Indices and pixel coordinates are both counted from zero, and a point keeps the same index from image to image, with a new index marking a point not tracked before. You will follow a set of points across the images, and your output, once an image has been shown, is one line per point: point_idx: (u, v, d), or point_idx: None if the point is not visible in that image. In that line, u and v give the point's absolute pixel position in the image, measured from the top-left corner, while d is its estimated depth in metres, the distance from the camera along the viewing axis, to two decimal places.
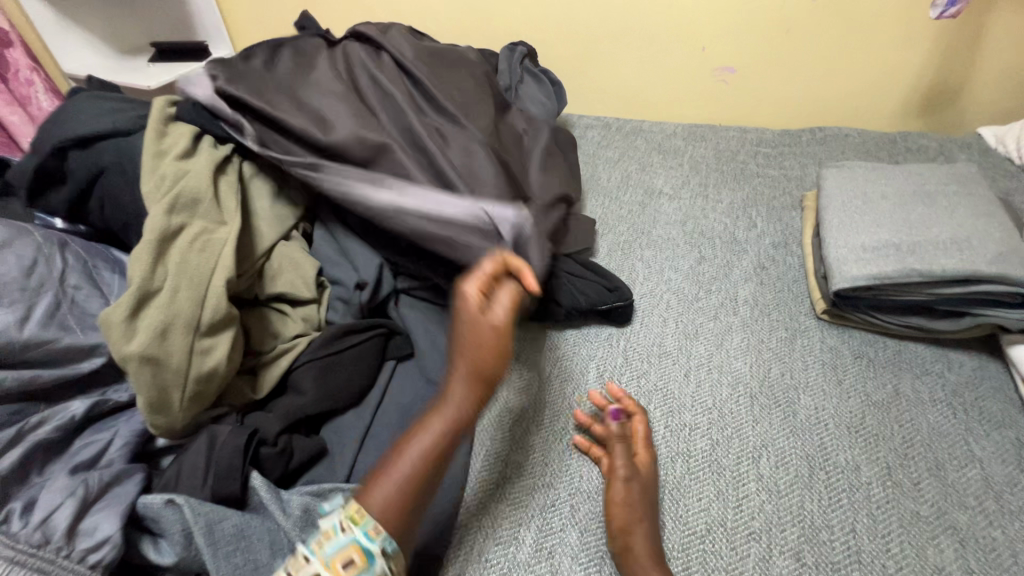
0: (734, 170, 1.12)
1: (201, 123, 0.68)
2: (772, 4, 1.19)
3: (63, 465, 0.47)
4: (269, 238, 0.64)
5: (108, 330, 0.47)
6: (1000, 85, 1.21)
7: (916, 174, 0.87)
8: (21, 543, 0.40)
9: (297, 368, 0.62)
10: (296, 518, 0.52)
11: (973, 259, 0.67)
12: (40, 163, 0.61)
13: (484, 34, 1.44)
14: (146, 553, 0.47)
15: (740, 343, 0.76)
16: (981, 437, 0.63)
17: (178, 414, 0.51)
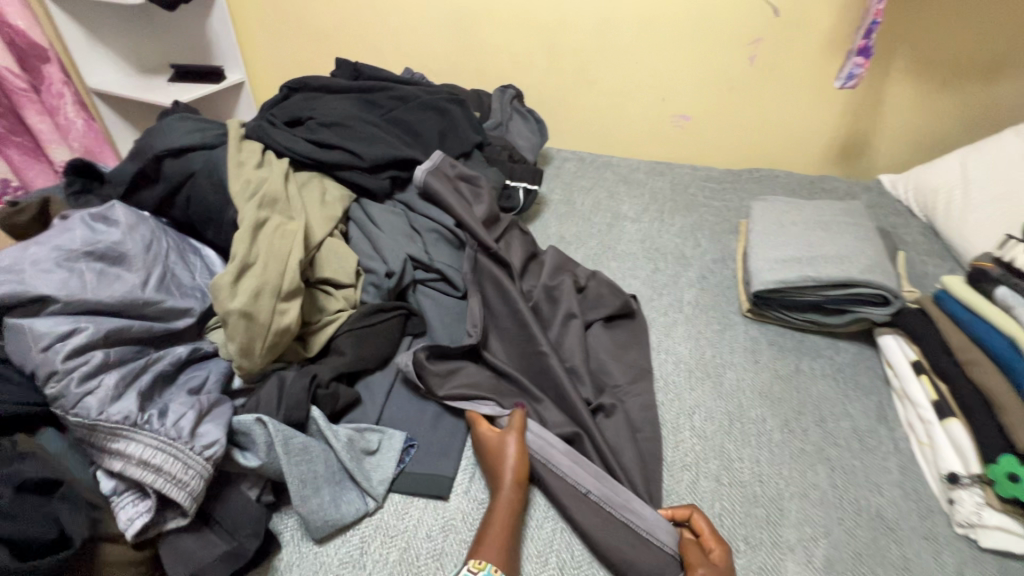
0: (686, 200, 1.35)
1: (265, 142, 0.90)
2: (717, 67, 1.46)
3: (176, 390, 0.62)
4: (319, 233, 0.81)
5: (218, 291, 0.64)
6: (898, 141, 1.50)
7: (820, 207, 1.11)
8: (161, 437, 0.56)
9: (339, 335, 0.78)
10: (344, 443, 0.69)
11: (851, 269, 0.90)
12: (141, 167, 0.77)
13: (479, 77, 1.66)
14: (237, 459, 0.62)
15: (683, 332, 0.97)
16: (854, 400, 0.84)
17: (258, 359, 0.67)
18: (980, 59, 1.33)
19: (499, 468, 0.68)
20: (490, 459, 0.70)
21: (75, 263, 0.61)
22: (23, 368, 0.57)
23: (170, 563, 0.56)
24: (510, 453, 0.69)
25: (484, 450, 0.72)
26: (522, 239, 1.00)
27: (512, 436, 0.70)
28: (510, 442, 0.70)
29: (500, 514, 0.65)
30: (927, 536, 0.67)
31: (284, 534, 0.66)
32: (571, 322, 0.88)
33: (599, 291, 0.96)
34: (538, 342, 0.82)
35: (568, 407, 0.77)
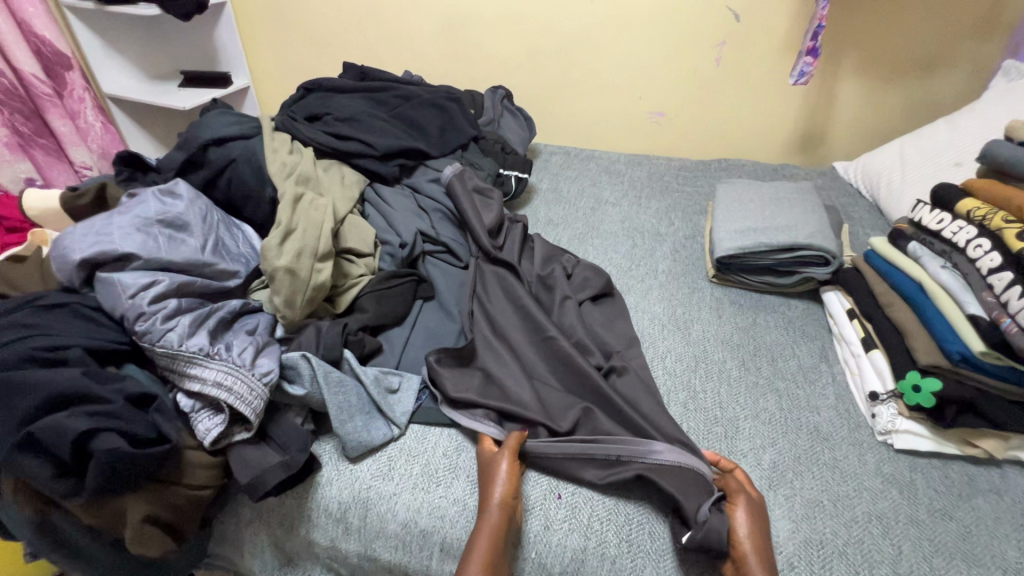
0: (661, 187, 1.50)
1: (291, 132, 1.06)
2: (688, 67, 1.61)
3: (236, 332, 0.76)
4: (342, 209, 0.95)
5: (268, 251, 0.78)
6: (851, 132, 1.66)
7: (775, 188, 1.27)
8: (230, 364, 0.69)
9: (362, 295, 0.91)
10: (371, 379, 0.81)
11: (797, 235, 1.05)
12: (189, 154, 0.91)
13: (472, 80, 1.81)
14: (286, 389, 0.75)
15: (658, 295, 1.11)
16: (802, 344, 0.99)
17: (298, 310, 0.80)
18: (917, 57, 1.50)
19: (487, 485, 0.71)
20: (484, 480, 0.73)
21: (150, 228, 0.74)
22: (112, 312, 0.69)
23: (237, 467, 0.69)
24: (500, 471, 0.71)
25: (481, 469, 0.75)
26: (522, 232, 1.10)
27: (505, 456, 0.73)
28: (503, 461, 0.72)
29: (483, 536, 0.66)
30: (854, 443, 0.81)
31: (324, 456, 0.78)
32: (567, 305, 0.95)
33: (586, 276, 1.04)
34: (546, 325, 0.88)
35: (581, 371, 0.82)
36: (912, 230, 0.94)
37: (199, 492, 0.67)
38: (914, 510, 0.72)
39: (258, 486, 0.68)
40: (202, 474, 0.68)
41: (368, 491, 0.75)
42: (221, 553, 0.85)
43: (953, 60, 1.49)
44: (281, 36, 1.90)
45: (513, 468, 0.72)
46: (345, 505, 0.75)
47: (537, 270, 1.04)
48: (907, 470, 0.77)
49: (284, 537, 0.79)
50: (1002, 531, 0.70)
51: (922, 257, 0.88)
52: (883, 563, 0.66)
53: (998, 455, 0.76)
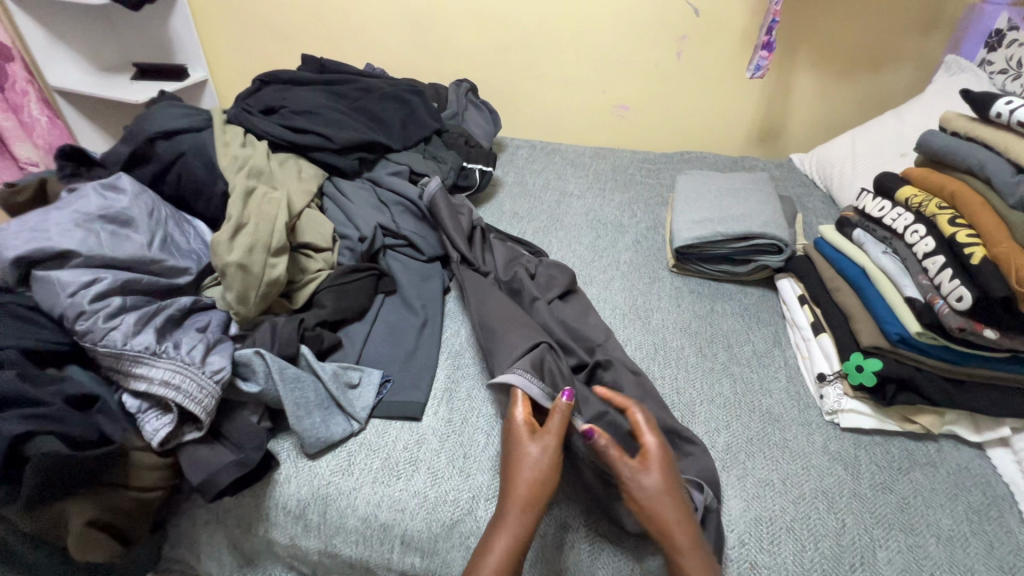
0: (625, 179, 1.52)
1: (245, 125, 1.03)
2: (650, 61, 1.63)
3: (185, 330, 0.74)
4: (298, 203, 0.93)
5: (218, 246, 0.76)
6: (807, 125, 1.71)
7: (733, 179, 1.30)
8: (178, 362, 0.67)
9: (320, 290, 0.90)
10: (329, 375, 0.80)
11: (752, 224, 1.08)
12: (135, 148, 0.88)
13: (437, 73, 1.79)
14: (240, 386, 0.74)
15: (619, 285, 1.12)
16: (756, 330, 1.02)
17: (252, 306, 0.79)
18: (867, 52, 1.56)
19: (516, 471, 0.64)
20: (511, 462, 0.65)
21: (91, 224, 0.71)
22: (50, 312, 0.66)
23: (187, 467, 0.67)
24: (534, 459, 0.64)
25: (507, 450, 0.67)
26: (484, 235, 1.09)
27: (540, 446, 0.65)
28: (538, 450, 0.65)
29: (507, 531, 0.61)
30: (804, 423, 0.84)
31: (281, 454, 0.77)
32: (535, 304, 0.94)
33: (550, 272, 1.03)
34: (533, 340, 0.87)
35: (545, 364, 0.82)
36: (857, 218, 0.98)
37: (146, 494, 0.66)
38: (857, 485, 0.75)
39: (211, 486, 0.66)
40: (152, 475, 0.66)
41: (328, 487, 0.75)
42: (178, 556, 0.83)
43: (900, 55, 1.55)
44: (238, 28, 1.84)
45: (552, 456, 0.64)
46: (304, 502, 0.74)
47: (502, 272, 1.03)
48: (852, 447, 0.80)
49: (242, 537, 0.78)
50: (937, 502, 0.74)
51: (866, 244, 0.91)
52: (827, 536, 0.69)
53: (934, 430, 0.80)
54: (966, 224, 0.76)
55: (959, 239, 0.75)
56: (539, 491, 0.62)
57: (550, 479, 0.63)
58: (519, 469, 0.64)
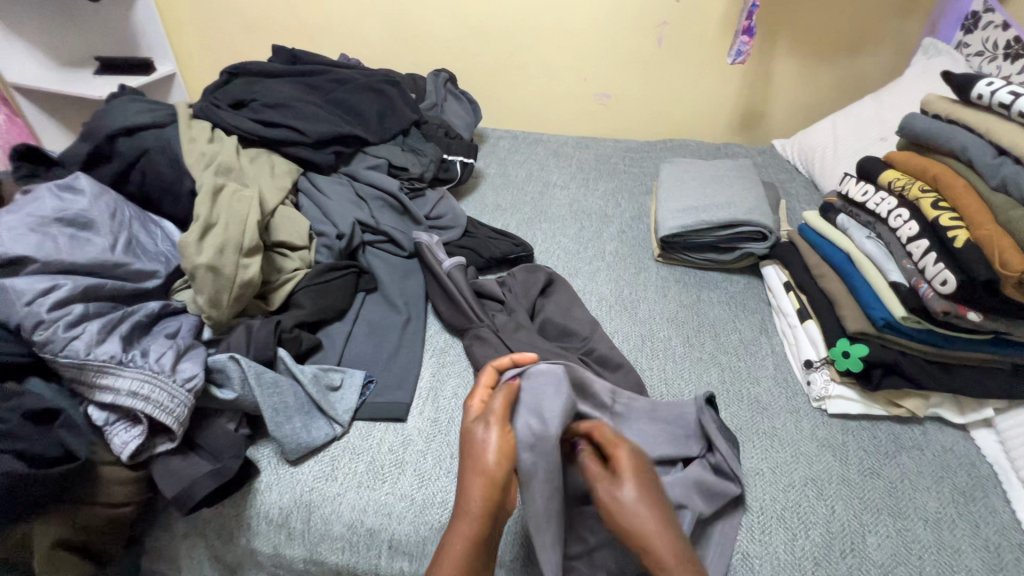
0: (608, 169, 1.50)
1: (213, 120, 0.99)
2: (631, 48, 1.61)
3: (154, 336, 0.70)
4: (272, 200, 0.90)
5: (186, 248, 0.73)
6: (788, 111, 1.71)
7: (717, 166, 1.29)
8: (147, 371, 0.64)
9: (298, 291, 0.87)
10: (310, 378, 0.78)
11: (736, 212, 1.07)
12: (95, 146, 0.83)
13: (415, 63, 1.75)
14: (215, 394, 0.71)
15: (606, 276, 1.11)
16: (743, 317, 1.02)
17: (225, 310, 0.76)
18: (847, 36, 1.56)
19: (471, 470, 0.57)
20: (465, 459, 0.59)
21: (47, 228, 0.67)
22: (4, 322, 0.62)
23: (161, 480, 0.65)
24: (488, 458, 0.57)
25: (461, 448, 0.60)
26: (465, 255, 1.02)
27: (490, 427, 0.60)
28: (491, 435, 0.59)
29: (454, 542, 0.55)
30: (792, 411, 0.84)
31: (261, 461, 0.74)
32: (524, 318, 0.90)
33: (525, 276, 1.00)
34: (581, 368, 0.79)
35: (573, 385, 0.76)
36: (840, 203, 0.98)
37: (119, 510, 0.64)
38: (846, 470, 0.75)
39: (187, 498, 0.64)
40: (123, 491, 0.64)
41: (311, 494, 0.72)
42: (158, 569, 0.80)
43: (878, 38, 1.56)
44: (205, 19, 1.77)
45: (504, 448, 0.58)
46: (287, 510, 0.72)
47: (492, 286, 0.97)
48: (840, 433, 0.80)
49: (224, 548, 0.75)
50: (923, 484, 0.74)
51: (850, 229, 0.91)
52: (817, 522, 0.69)
53: (920, 412, 0.81)
54: (949, 208, 0.76)
55: (942, 222, 0.74)
56: (488, 495, 0.56)
57: (499, 481, 0.57)
58: (475, 468, 0.57)
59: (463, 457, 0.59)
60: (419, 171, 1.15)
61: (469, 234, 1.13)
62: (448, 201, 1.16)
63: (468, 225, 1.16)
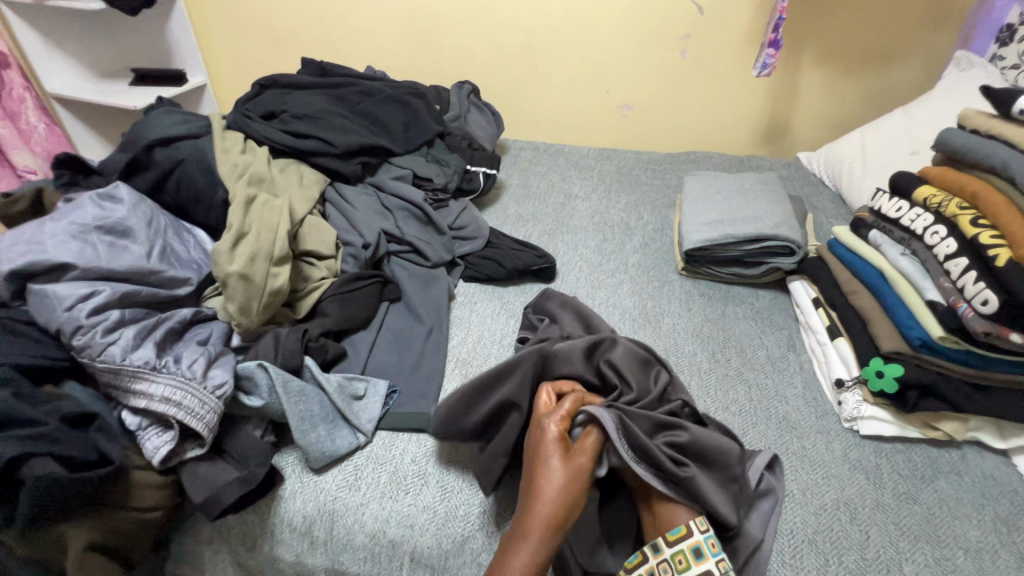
0: (630, 181, 1.49)
1: (244, 131, 1.01)
2: (655, 60, 1.61)
3: (186, 342, 0.72)
4: (301, 210, 0.91)
5: (219, 256, 0.75)
6: (813, 124, 1.69)
7: (742, 179, 1.28)
8: (179, 377, 0.65)
9: (324, 299, 0.88)
10: (335, 387, 0.78)
11: (763, 226, 1.05)
12: (133, 156, 0.86)
13: (439, 75, 1.77)
14: (243, 401, 0.72)
15: (628, 289, 1.10)
16: (770, 333, 1.00)
17: (254, 317, 0.77)
18: (875, 49, 1.54)
19: (540, 486, 0.61)
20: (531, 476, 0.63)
21: (88, 235, 0.69)
22: (46, 327, 0.64)
23: (190, 486, 0.65)
24: (569, 490, 0.61)
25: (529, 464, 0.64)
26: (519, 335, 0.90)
27: (561, 458, 0.63)
28: (560, 466, 0.62)
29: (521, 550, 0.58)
30: (822, 431, 0.82)
31: (286, 468, 0.75)
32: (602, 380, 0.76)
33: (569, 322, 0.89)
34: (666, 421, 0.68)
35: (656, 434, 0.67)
36: (872, 218, 0.96)
37: (150, 514, 0.65)
38: (880, 495, 0.73)
39: (214, 504, 0.65)
40: (152, 495, 0.64)
41: (334, 503, 0.72)
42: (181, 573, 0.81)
43: (908, 50, 1.53)
44: (237, 31, 1.81)
45: (578, 481, 0.62)
46: (310, 519, 0.72)
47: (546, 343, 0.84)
48: (872, 455, 0.78)
49: (246, 555, 0.75)
50: (963, 512, 0.71)
51: (883, 245, 0.89)
52: (851, 549, 0.67)
53: (958, 436, 0.78)
54: (990, 225, 0.74)
55: (983, 241, 0.72)
56: (558, 515, 0.59)
57: (571, 510, 0.60)
58: (547, 489, 0.61)
59: (537, 478, 0.62)
60: (443, 182, 1.16)
61: (492, 245, 1.14)
62: (472, 211, 1.16)
63: (491, 236, 1.16)
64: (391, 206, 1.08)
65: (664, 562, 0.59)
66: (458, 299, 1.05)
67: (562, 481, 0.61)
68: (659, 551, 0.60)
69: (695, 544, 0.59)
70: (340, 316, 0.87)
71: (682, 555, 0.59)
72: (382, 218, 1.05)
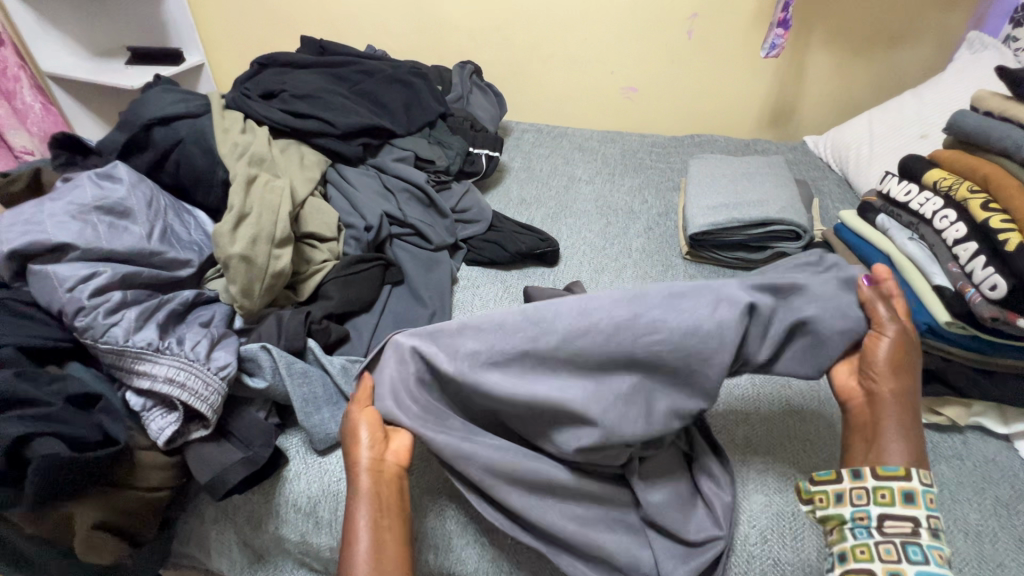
0: (634, 163, 1.48)
1: (243, 111, 1.00)
2: (661, 40, 1.57)
3: (190, 324, 0.71)
4: (302, 192, 0.90)
5: (220, 238, 0.74)
6: (819, 107, 1.67)
7: (748, 162, 1.26)
8: (182, 358, 0.65)
9: (326, 282, 0.88)
10: (338, 369, 0.78)
11: (769, 210, 1.04)
12: (132, 135, 0.85)
13: (441, 54, 1.74)
14: (247, 382, 0.72)
15: (632, 274, 1.09)
16: None
17: (257, 299, 0.77)
18: (886, 30, 1.50)
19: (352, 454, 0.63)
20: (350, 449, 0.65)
21: (88, 215, 0.69)
22: (48, 308, 0.63)
23: (195, 466, 0.66)
24: (854, 337, 0.62)
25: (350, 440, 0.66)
26: None
27: (358, 413, 0.65)
28: (359, 420, 0.65)
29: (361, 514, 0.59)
30: None
31: (290, 450, 0.75)
32: None
33: None
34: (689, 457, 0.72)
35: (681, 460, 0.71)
36: (880, 202, 0.95)
37: (153, 494, 0.65)
38: None
39: (219, 485, 0.65)
40: (157, 475, 0.65)
41: (338, 484, 0.72)
42: (188, 552, 0.82)
43: (919, 32, 1.50)
44: (235, 8, 1.77)
45: (374, 427, 0.64)
46: (314, 499, 0.73)
47: None
48: None
49: (252, 534, 0.76)
50: (964, 495, 0.72)
51: (890, 229, 0.88)
52: None
53: (960, 421, 0.78)
54: (1001, 209, 0.73)
55: (993, 225, 0.71)
56: (377, 468, 0.61)
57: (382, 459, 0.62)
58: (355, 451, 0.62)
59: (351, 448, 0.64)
60: (445, 164, 1.14)
61: (495, 229, 1.13)
62: (474, 194, 1.15)
63: (494, 219, 1.15)
64: (392, 186, 1.07)
65: (861, 489, 0.56)
66: (461, 282, 1.04)
67: (365, 433, 0.63)
68: (861, 478, 0.56)
69: (909, 489, 0.54)
70: (343, 298, 0.86)
71: (887, 491, 0.55)
72: (383, 200, 1.04)
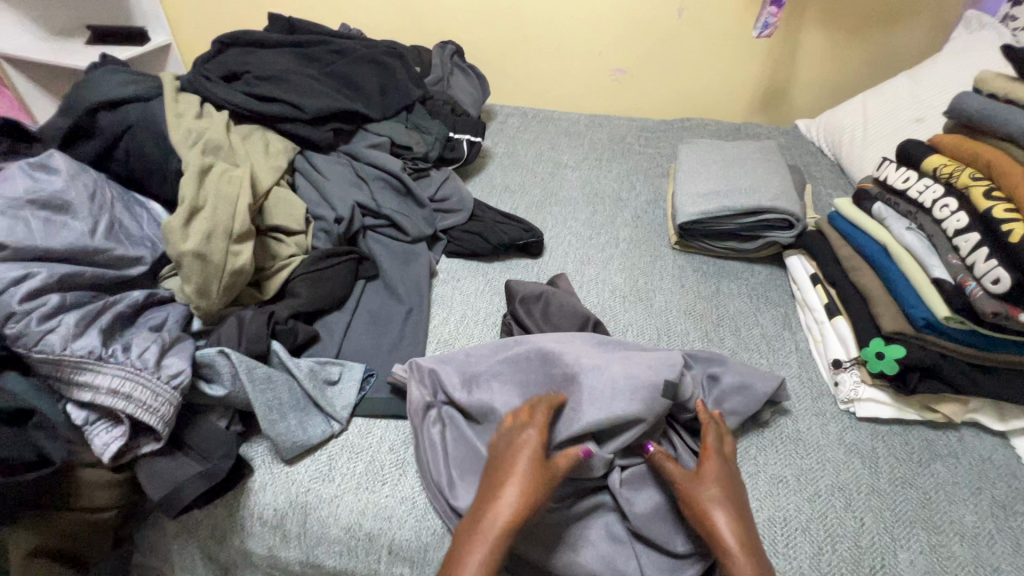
0: (622, 148, 1.42)
1: (202, 94, 0.93)
2: (650, 20, 1.51)
3: (139, 328, 0.66)
4: (266, 182, 0.84)
5: (170, 233, 0.68)
6: (812, 89, 1.62)
7: (740, 147, 1.21)
8: (128, 367, 0.60)
9: (293, 278, 0.82)
10: (305, 372, 0.73)
11: (761, 198, 1.00)
12: (76, 120, 0.78)
13: (421, 34, 1.66)
14: (204, 389, 0.67)
15: (620, 265, 1.05)
16: (765, 310, 0.96)
17: (215, 299, 0.71)
18: (881, 8, 1.45)
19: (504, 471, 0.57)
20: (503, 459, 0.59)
21: (20, 211, 0.62)
22: None
23: (147, 482, 0.61)
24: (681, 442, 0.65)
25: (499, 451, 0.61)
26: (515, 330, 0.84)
27: (534, 429, 0.61)
28: (528, 434, 0.60)
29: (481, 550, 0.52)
30: (818, 414, 0.79)
31: (255, 458, 0.70)
32: None
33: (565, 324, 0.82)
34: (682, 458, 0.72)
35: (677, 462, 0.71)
36: (876, 190, 0.91)
37: (100, 513, 0.61)
38: (876, 480, 0.70)
39: (173, 501, 0.60)
40: (103, 495, 0.60)
41: (307, 495, 0.68)
42: (151, 564, 0.78)
43: (915, 11, 1.45)
44: None
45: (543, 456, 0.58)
46: (281, 511, 0.68)
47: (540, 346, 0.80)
48: (868, 437, 0.75)
49: (216, 548, 0.72)
50: (960, 496, 0.69)
51: (887, 218, 0.84)
52: (845, 536, 0.64)
53: (956, 418, 0.75)
54: (1004, 198, 0.69)
55: (995, 214, 0.68)
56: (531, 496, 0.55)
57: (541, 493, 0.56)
58: (513, 469, 0.57)
59: (509, 461, 0.58)
60: (423, 150, 1.08)
61: (476, 218, 1.07)
62: (454, 181, 1.10)
63: (475, 208, 1.10)
64: (365, 174, 1.01)
65: None
66: (440, 276, 0.99)
67: (528, 452, 0.58)
68: None
69: None
70: (311, 296, 0.81)
71: None
72: (355, 189, 0.98)
